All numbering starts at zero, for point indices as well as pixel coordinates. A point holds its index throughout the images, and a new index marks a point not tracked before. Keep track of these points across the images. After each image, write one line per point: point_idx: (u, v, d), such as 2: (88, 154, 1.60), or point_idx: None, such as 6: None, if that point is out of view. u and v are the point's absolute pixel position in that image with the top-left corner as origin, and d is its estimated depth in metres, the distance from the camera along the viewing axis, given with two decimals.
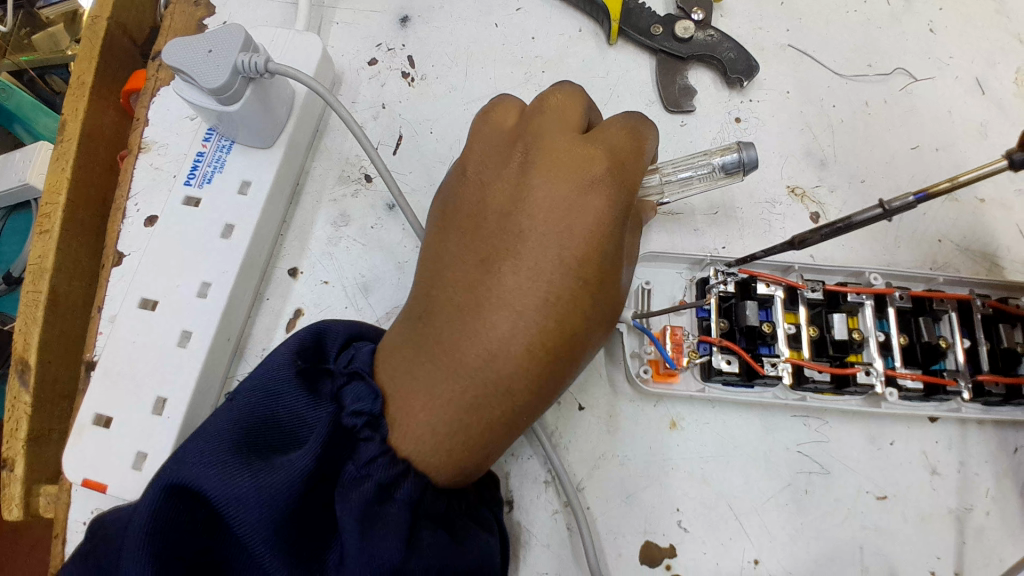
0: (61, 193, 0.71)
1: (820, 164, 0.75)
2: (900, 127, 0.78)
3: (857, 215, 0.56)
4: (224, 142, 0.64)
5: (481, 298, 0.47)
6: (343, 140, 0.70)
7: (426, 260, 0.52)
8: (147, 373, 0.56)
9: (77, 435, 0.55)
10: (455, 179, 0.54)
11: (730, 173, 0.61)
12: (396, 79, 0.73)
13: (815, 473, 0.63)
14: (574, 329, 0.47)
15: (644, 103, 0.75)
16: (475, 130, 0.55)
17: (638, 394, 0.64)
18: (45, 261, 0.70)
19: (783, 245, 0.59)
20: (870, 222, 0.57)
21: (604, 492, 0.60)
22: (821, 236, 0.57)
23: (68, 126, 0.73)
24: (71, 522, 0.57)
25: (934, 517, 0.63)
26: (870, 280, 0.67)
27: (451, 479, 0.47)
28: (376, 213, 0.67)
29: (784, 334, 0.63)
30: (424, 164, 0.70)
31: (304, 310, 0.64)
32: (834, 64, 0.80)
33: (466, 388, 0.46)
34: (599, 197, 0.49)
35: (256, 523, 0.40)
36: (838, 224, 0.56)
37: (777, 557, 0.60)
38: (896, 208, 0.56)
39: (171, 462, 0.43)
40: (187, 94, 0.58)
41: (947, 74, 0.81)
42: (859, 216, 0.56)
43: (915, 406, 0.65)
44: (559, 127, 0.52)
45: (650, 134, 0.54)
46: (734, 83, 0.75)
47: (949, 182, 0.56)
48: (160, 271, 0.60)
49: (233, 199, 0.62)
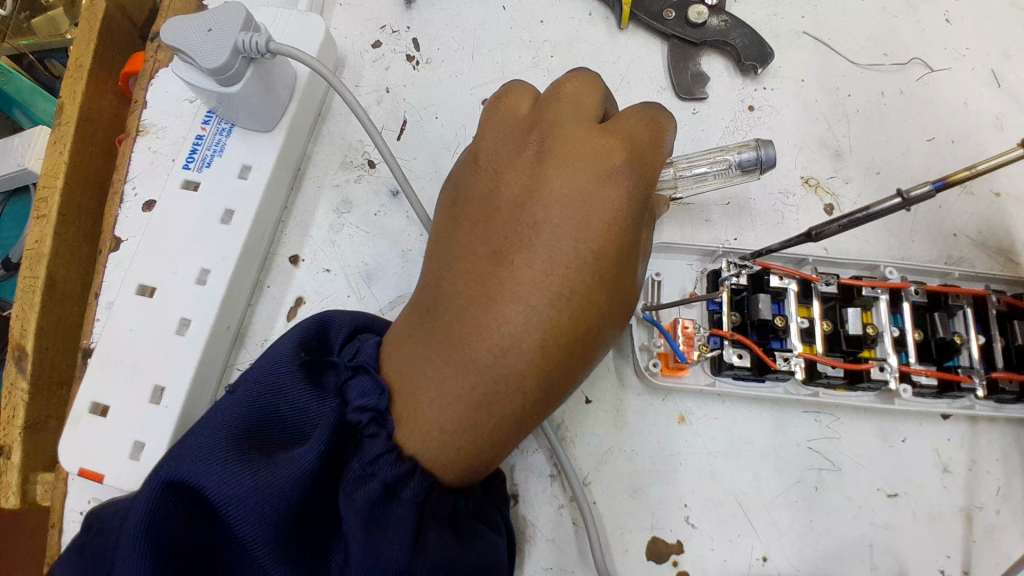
0: (58, 177, 0.69)
1: (835, 155, 0.73)
2: (916, 118, 0.76)
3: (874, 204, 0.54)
4: (224, 125, 0.62)
5: (493, 291, 0.46)
6: (346, 124, 0.68)
7: (434, 252, 0.50)
8: (146, 362, 0.55)
9: (73, 424, 0.54)
10: (466, 167, 0.52)
11: (746, 171, 0.61)
12: (400, 62, 0.71)
13: (824, 470, 0.62)
14: (587, 325, 0.46)
15: (656, 90, 0.73)
16: (487, 116, 0.53)
17: (646, 388, 0.63)
18: (42, 247, 0.68)
19: (798, 237, 0.57)
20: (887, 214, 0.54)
21: (611, 487, 0.59)
22: (837, 227, 0.55)
23: (65, 109, 0.71)
24: (68, 511, 0.56)
25: (944, 515, 0.62)
26: (884, 274, 0.66)
27: (458, 478, 0.45)
28: (380, 200, 0.66)
29: (797, 329, 0.62)
30: (429, 150, 0.68)
31: (305, 299, 0.62)
32: (850, 52, 0.78)
33: (477, 385, 0.44)
34: (617, 189, 0.48)
35: (257, 523, 0.39)
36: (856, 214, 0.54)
37: (786, 555, 0.59)
38: (915, 198, 0.53)
39: (170, 457, 0.41)
40: (186, 74, 0.56)
41: (963, 65, 0.79)
42: (879, 206, 0.53)
43: (928, 403, 0.64)
44: (575, 116, 0.51)
45: (668, 125, 0.53)
46: (748, 70, 0.74)
47: (967, 170, 0.54)
48: (158, 257, 0.58)
49: (233, 183, 0.60)
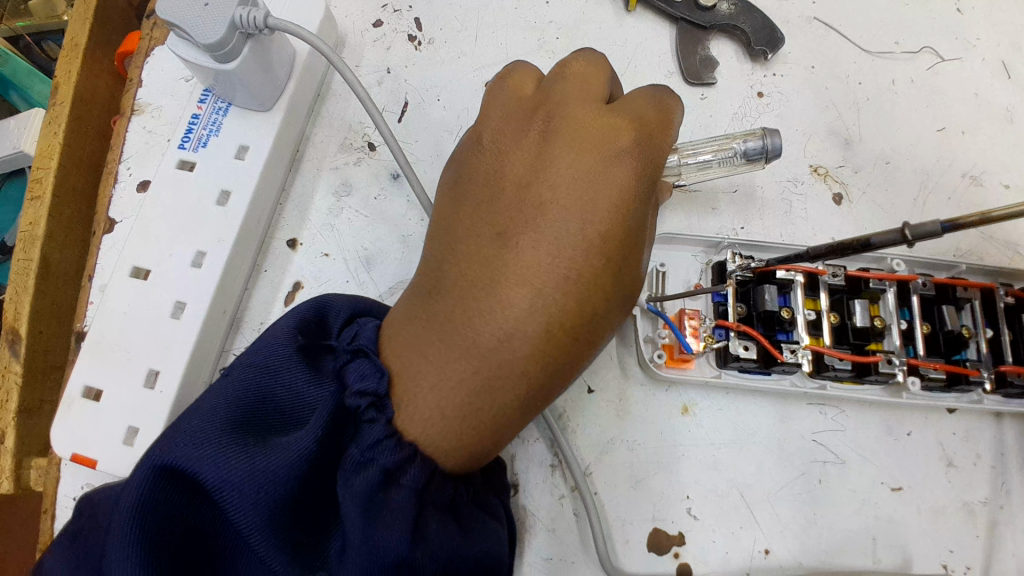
0: (53, 159, 0.68)
1: (845, 144, 0.72)
2: (927, 108, 0.75)
3: (873, 238, 0.52)
4: (221, 104, 0.61)
5: (498, 274, 0.44)
6: (346, 106, 0.66)
7: (436, 233, 0.49)
8: (140, 345, 0.54)
9: (66, 408, 0.53)
10: (469, 147, 0.50)
11: (752, 160, 0.60)
12: (402, 42, 0.69)
13: (829, 463, 0.61)
14: (593, 310, 0.45)
15: (664, 74, 0.72)
16: (490, 96, 0.52)
17: (649, 378, 0.62)
18: (36, 229, 0.67)
19: (795, 257, 0.58)
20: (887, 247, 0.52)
21: (613, 478, 0.58)
22: (833, 254, 0.55)
23: (61, 89, 0.70)
24: (61, 497, 0.55)
25: (947, 510, 0.62)
26: (892, 266, 0.65)
27: (461, 465, 0.44)
28: (380, 183, 0.64)
29: (804, 321, 0.61)
30: (431, 133, 0.67)
31: (303, 283, 0.61)
32: (861, 39, 0.76)
33: (479, 368, 0.43)
34: (625, 170, 0.46)
35: (252, 510, 0.38)
36: (851, 245, 0.53)
37: (787, 547, 0.59)
38: (919, 237, 0.50)
39: (162, 440, 0.40)
40: (181, 51, 0.54)
41: (974, 55, 0.77)
42: (876, 241, 0.52)
43: (935, 397, 0.63)
44: (583, 96, 0.49)
45: (676, 108, 0.51)
46: (758, 55, 0.72)
47: (979, 215, 0.50)
48: (153, 238, 0.57)
49: (230, 165, 0.59)
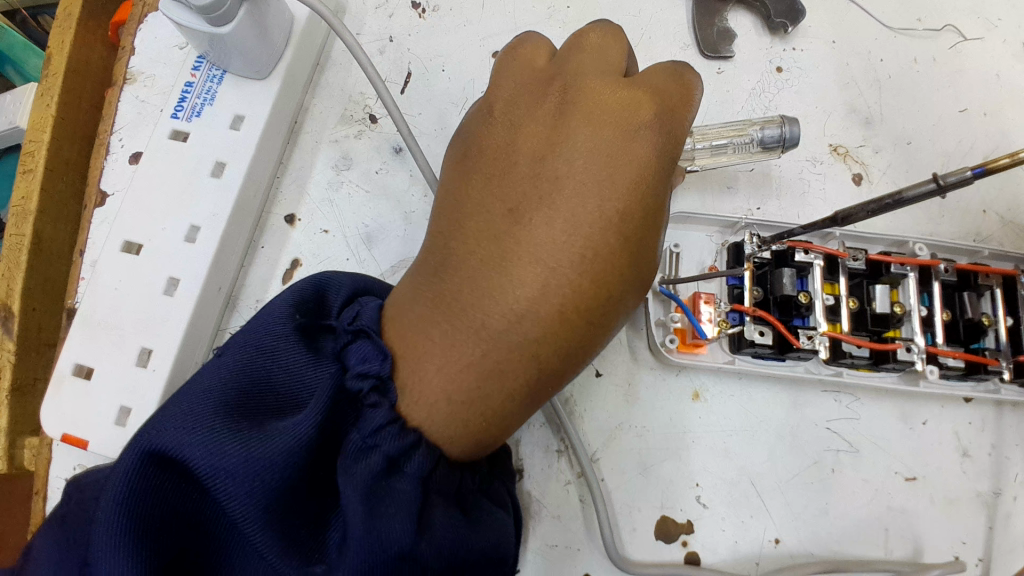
0: (44, 132, 0.65)
1: (866, 123, 0.69)
2: (948, 88, 0.72)
3: (905, 190, 0.49)
4: (216, 72, 0.58)
5: (509, 252, 0.42)
6: (347, 75, 0.63)
7: (443, 209, 0.46)
8: (131, 323, 0.52)
9: (55, 387, 0.51)
10: (478, 120, 0.48)
11: (768, 148, 0.57)
12: (405, 10, 0.66)
13: (843, 452, 0.60)
14: (609, 292, 0.43)
15: (679, 47, 0.68)
16: (501, 67, 0.49)
17: (660, 363, 0.60)
18: (29, 203, 0.64)
19: (824, 220, 0.54)
20: (919, 200, 0.49)
21: (621, 464, 0.57)
22: (864, 213, 0.51)
23: (52, 60, 0.67)
24: (52, 477, 0.54)
25: (961, 500, 0.60)
26: (914, 250, 0.62)
27: (466, 451, 0.42)
28: (382, 157, 0.62)
29: (822, 306, 0.59)
30: (434, 106, 0.64)
31: (302, 261, 0.59)
32: (882, 14, 0.73)
33: (487, 351, 0.41)
34: (645, 146, 0.44)
35: (246, 498, 0.36)
36: (884, 201, 0.50)
37: (797, 536, 0.57)
38: (951, 185, 0.47)
39: (151, 422, 0.38)
40: (173, 13, 0.51)
41: (996, 36, 0.74)
42: (909, 192, 0.49)
43: (952, 385, 0.61)
44: (600, 68, 0.47)
45: (696, 81, 0.48)
46: (778, 28, 0.69)
47: (1012, 157, 0.46)
48: (144, 211, 0.54)
49: (224, 135, 0.56)
